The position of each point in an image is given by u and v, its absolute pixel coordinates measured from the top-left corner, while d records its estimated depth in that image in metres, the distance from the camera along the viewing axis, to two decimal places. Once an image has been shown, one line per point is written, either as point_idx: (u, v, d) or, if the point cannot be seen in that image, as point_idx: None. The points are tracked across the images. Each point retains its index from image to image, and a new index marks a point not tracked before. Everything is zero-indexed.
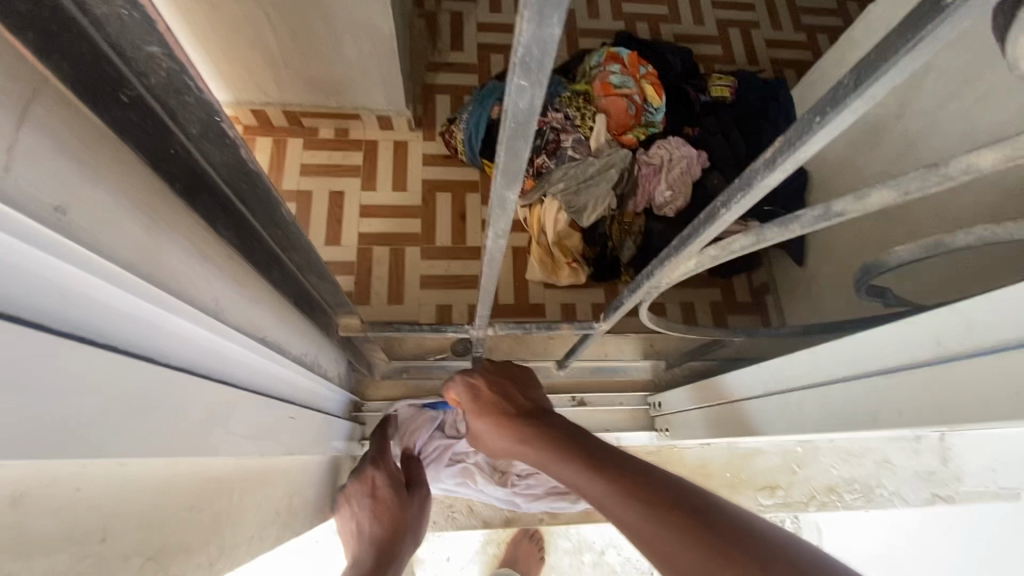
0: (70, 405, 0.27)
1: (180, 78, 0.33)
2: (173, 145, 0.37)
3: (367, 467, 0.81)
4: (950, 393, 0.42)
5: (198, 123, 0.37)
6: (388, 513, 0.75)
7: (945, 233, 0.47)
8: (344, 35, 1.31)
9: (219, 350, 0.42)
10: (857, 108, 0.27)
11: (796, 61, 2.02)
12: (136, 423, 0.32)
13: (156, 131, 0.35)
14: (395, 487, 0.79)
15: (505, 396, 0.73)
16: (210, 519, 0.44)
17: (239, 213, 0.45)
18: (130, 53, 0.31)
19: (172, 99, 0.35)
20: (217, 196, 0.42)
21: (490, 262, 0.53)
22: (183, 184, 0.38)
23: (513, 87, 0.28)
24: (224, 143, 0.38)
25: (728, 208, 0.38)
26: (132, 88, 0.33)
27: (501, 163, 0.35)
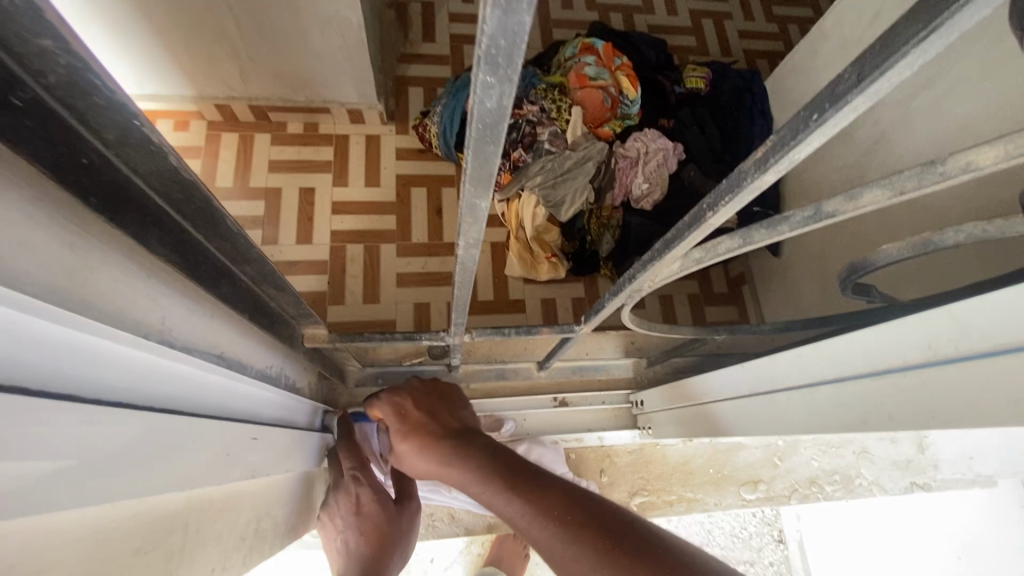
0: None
1: (84, 75, 0.27)
2: (85, 153, 0.31)
3: (352, 480, 0.75)
4: (941, 396, 0.41)
5: (114, 128, 0.31)
6: (374, 532, 0.71)
7: (933, 231, 0.46)
8: (311, 26, 1.25)
9: (162, 378, 0.38)
10: (858, 104, 0.25)
11: (769, 52, 2.03)
12: (66, 471, 0.28)
13: (61, 136, 0.29)
14: (382, 502, 0.73)
15: (433, 415, 0.67)
16: (163, 559, 0.40)
17: (176, 226, 0.40)
18: (18, 47, 0.25)
19: (78, 101, 0.29)
20: (149, 210, 0.37)
21: (465, 269, 0.50)
22: (103, 198, 0.33)
23: (479, 83, 0.25)
24: (150, 151, 0.33)
25: (714, 210, 0.35)
26: (24, 89, 0.27)
27: (470, 167, 0.32)
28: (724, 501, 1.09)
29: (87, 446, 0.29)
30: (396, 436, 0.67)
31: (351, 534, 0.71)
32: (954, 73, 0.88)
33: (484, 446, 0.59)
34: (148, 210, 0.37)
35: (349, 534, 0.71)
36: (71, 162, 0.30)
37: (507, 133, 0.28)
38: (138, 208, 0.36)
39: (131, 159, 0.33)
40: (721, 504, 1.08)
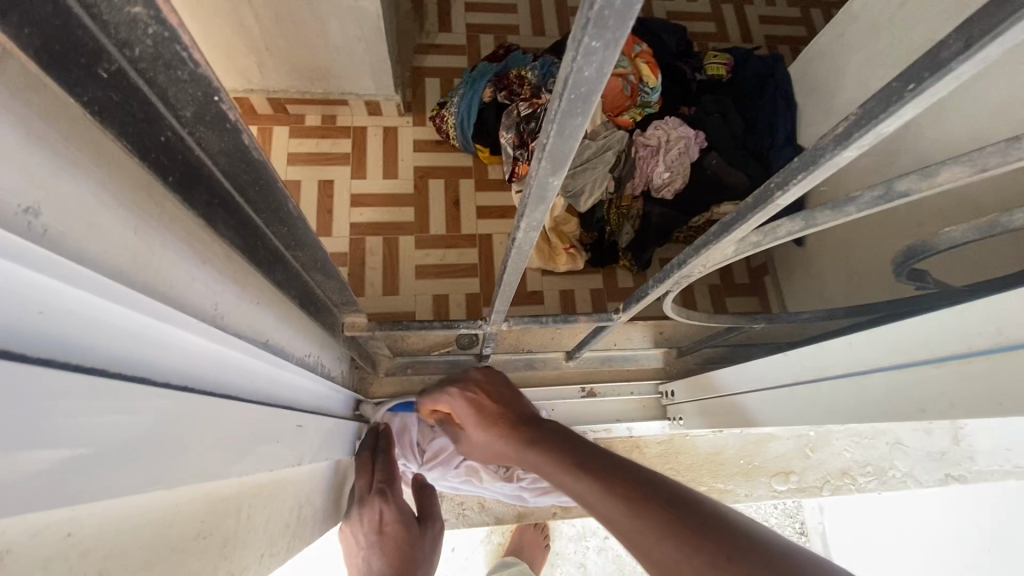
0: (57, 433, 0.23)
1: (170, 47, 0.27)
2: (160, 130, 0.31)
3: (376, 496, 0.72)
4: (1009, 384, 0.40)
5: (192, 104, 0.31)
6: (397, 552, 0.67)
7: (1000, 213, 0.44)
8: (330, 16, 1.25)
9: (213, 360, 0.38)
10: (963, 73, 0.24)
11: (792, 36, 1.98)
12: (131, 456, 0.28)
13: (139, 111, 0.29)
14: (406, 522, 0.70)
15: (503, 403, 0.69)
16: (218, 543, 0.40)
17: (240, 207, 0.40)
18: (108, 16, 0.25)
19: (160, 74, 0.29)
20: (216, 190, 0.37)
21: (520, 253, 0.49)
22: (177, 177, 0.34)
23: (579, 48, 0.23)
24: (224, 127, 0.32)
25: (783, 189, 0.34)
26: (110, 60, 0.27)
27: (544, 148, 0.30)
28: (755, 492, 1.08)
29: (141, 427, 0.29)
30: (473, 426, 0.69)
31: (372, 554, 0.67)
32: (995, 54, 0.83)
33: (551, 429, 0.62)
34: (210, 190, 0.37)
35: (371, 553, 0.67)
36: (148, 139, 0.31)
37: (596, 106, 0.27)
38: (204, 187, 0.36)
39: (202, 138, 0.33)
40: (751, 495, 1.07)
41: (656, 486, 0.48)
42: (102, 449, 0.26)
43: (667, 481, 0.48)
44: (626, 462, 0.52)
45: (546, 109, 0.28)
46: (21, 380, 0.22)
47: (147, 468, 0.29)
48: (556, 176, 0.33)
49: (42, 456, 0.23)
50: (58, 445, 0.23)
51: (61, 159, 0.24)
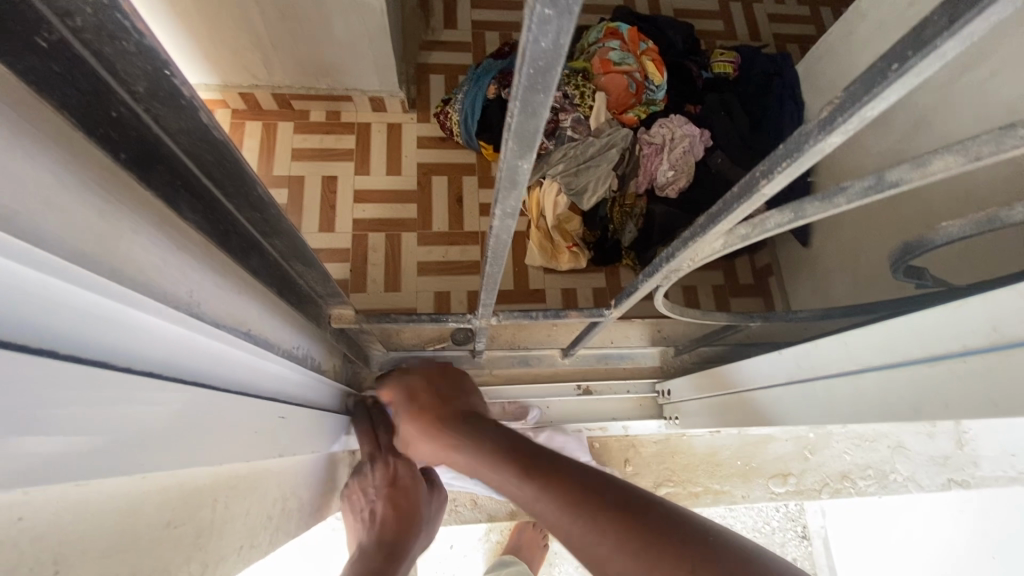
0: (17, 411, 0.23)
1: (112, 16, 0.26)
2: (113, 104, 0.30)
3: (389, 451, 0.76)
4: (1005, 384, 0.39)
5: (144, 80, 0.29)
6: (405, 506, 0.72)
7: (999, 207, 0.43)
8: (332, 11, 1.24)
9: (190, 348, 0.37)
10: (948, 51, 0.23)
11: (800, 35, 1.96)
12: (88, 443, 0.27)
13: (86, 85, 0.28)
14: (415, 479, 0.75)
15: (439, 390, 0.68)
16: (192, 534, 0.39)
17: (208, 192, 0.39)
18: None
19: (107, 47, 0.27)
20: (181, 172, 0.36)
21: (498, 247, 0.48)
22: (132, 156, 0.33)
23: (533, 17, 0.22)
24: (179, 105, 0.31)
25: (768, 178, 0.33)
26: (50, 30, 0.26)
27: (513, 127, 0.29)
28: (753, 494, 1.06)
29: (105, 413, 0.28)
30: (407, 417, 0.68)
31: (381, 503, 0.72)
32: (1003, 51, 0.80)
33: (485, 424, 0.60)
34: (173, 170, 0.35)
35: (381, 502, 0.72)
36: (97, 115, 0.29)
37: (560, 81, 0.25)
38: (167, 168, 0.35)
39: (161, 118, 0.32)
40: (749, 497, 1.06)
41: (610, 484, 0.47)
42: (60, 434, 0.26)
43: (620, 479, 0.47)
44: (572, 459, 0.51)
45: (510, 85, 0.27)
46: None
47: (105, 455, 0.29)
48: (525, 157, 0.32)
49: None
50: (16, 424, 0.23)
51: (6, 133, 0.24)
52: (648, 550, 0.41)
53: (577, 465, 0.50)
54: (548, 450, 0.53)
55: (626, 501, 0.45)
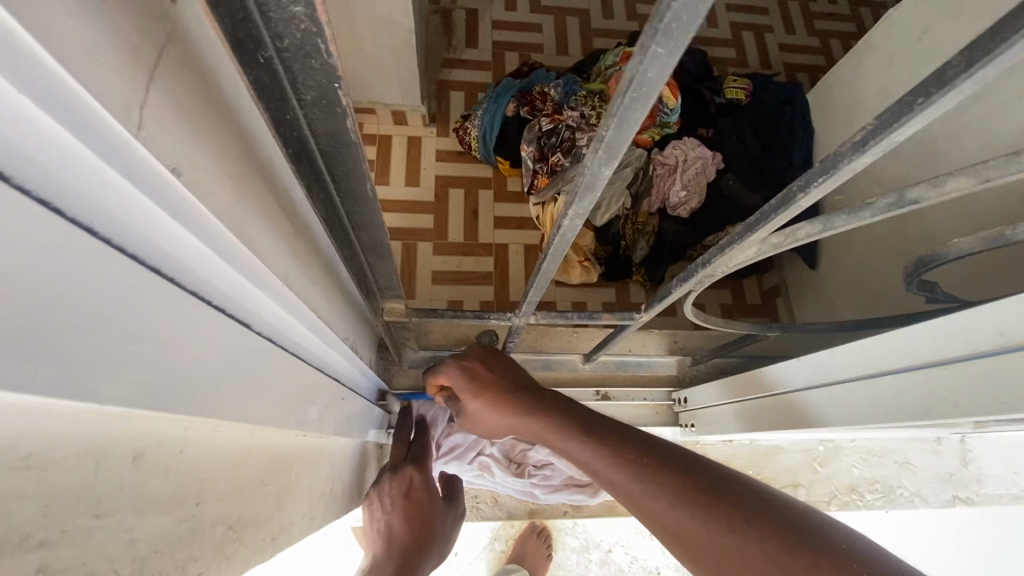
0: (166, 356, 0.28)
1: (312, 41, 0.32)
2: (286, 110, 0.37)
3: (407, 465, 0.79)
4: (1007, 383, 0.43)
5: (315, 90, 0.36)
6: (420, 519, 0.75)
7: (1004, 226, 0.48)
8: (367, 29, 1.32)
9: (284, 320, 0.42)
10: (966, 89, 0.28)
11: (810, 65, 2.03)
12: (213, 388, 0.33)
13: (276, 93, 0.35)
14: (431, 493, 0.78)
15: (501, 372, 0.70)
16: (274, 495, 0.44)
17: (327, 185, 0.45)
18: (273, 12, 0.30)
19: (297, 63, 0.34)
20: (314, 166, 0.42)
21: (561, 245, 0.53)
22: (291, 150, 0.40)
23: (646, 54, 0.27)
24: (334, 112, 0.37)
25: (804, 192, 0.38)
26: (264, 49, 0.32)
27: (599, 136, 0.34)
28: None
29: (223, 361, 0.33)
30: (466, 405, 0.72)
31: (397, 516, 0.75)
32: (1009, 87, 0.85)
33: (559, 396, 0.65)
34: (312, 165, 0.42)
35: (395, 515, 0.75)
36: (276, 115, 0.36)
37: (653, 103, 0.30)
38: (308, 164, 0.42)
39: (314, 119, 0.39)
40: None
41: (673, 454, 0.54)
42: (197, 381, 0.31)
43: (681, 450, 0.55)
44: (640, 434, 0.58)
45: (608, 104, 0.31)
46: (149, 298, 0.27)
47: (223, 404, 0.33)
48: (608, 165, 0.36)
49: (148, 374, 0.27)
50: (166, 363, 0.28)
51: (195, 133, 0.28)
52: (703, 504, 0.49)
53: (643, 437, 0.58)
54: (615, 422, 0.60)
55: (696, 467, 0.53)
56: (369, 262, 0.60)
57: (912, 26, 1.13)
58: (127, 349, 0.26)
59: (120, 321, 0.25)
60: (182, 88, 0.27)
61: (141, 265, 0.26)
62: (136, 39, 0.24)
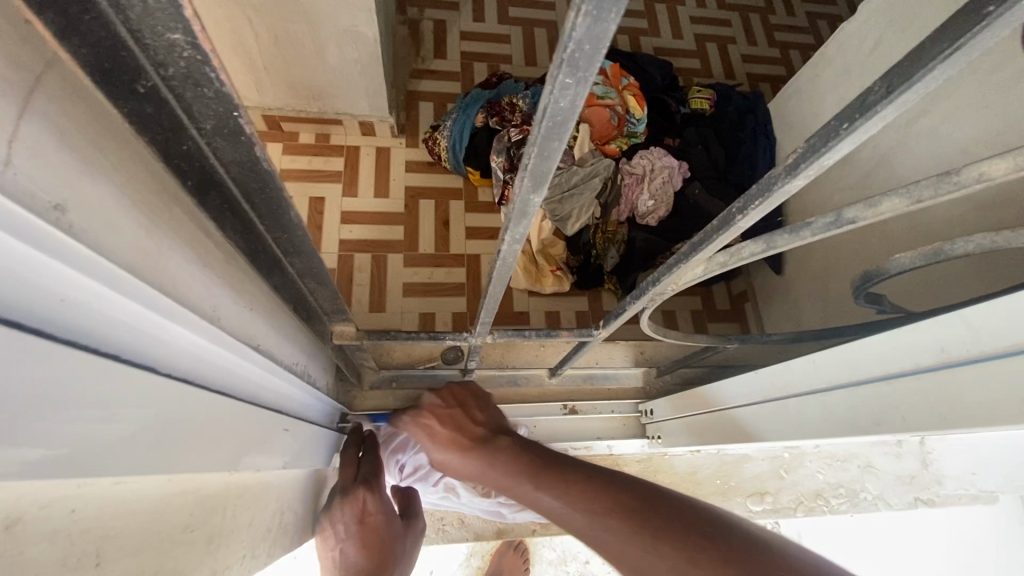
0: (60, 406, 0.26)
1: (200, 69, 0.29)
2: (183, 140, 0.33)
3: (359, 487, 0.75)
4: (953, 400, 0.43)
5: (214, 118, 0.33)
6: (377, 545, 0.73)
7: (944, 241, 0.48)
8: (327, 39, 1.29)
9: (211, 357, 0.39)
10: (887, 114, 0.27)
11: (771, 75, 2.08)
12: (122, 439, 0.30)
13: (167, 124, 0.32)
14: (387, 515, 0.75)
15: (460, 419, 0.69)
16: (204, 539, 0.41)
17: (246, 215, 0.42)
18: (150, 39, 0.27)
19: (188, 91, 0.31)
20: (226, 197, 0.39)
21: (503, 266, 0.51)
22: (193, 182, 0.37)
23: (555, 84, 0.26)
24: (240, 141, 0.34)
25: (743, 213, 0.38)
26: (146, 78, 0.29)
27: (528, 167, 0.33)
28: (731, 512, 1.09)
29: (137, 407, 0.31)
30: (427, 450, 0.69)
31: (351, 544, 0.71)
32: (950, 100, 0.89)
33: (514, 440, 0.63)
34: (224, 194, 0.39)
35: (350, 542, 0.71)
36: (171, 146, 0.33)
37: (573, 131, 0.29)
38: (218, 195, 0.38)
39: (219, 148, 0.35)
40: None
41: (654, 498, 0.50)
42: (105, 429, 0.29)
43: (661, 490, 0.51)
44: (616, 474, 0.54)
45: (529, 133, 0.30)
46: (39, 357, 0.24)
47: (135, 455, 0.31)
48: (538, 193, 0.36)
49: (40, 429, 0.25)
50: (62, 414, 0.26)
51: (87, 164, 0.26)
52: (658, 535, 0.46)
53: (622, 477, 0.54)
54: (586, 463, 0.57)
55: (660, 501, 0.50)
56: (307, 283, 0.56)
57: (865, 38, 1.17)
58: (16, 403, 0.23)
59: (11, 371, 0.23)
60: (66, 117, 0.25)
61: (21, 327, 0.23)
62: (3, 68, 0.21)
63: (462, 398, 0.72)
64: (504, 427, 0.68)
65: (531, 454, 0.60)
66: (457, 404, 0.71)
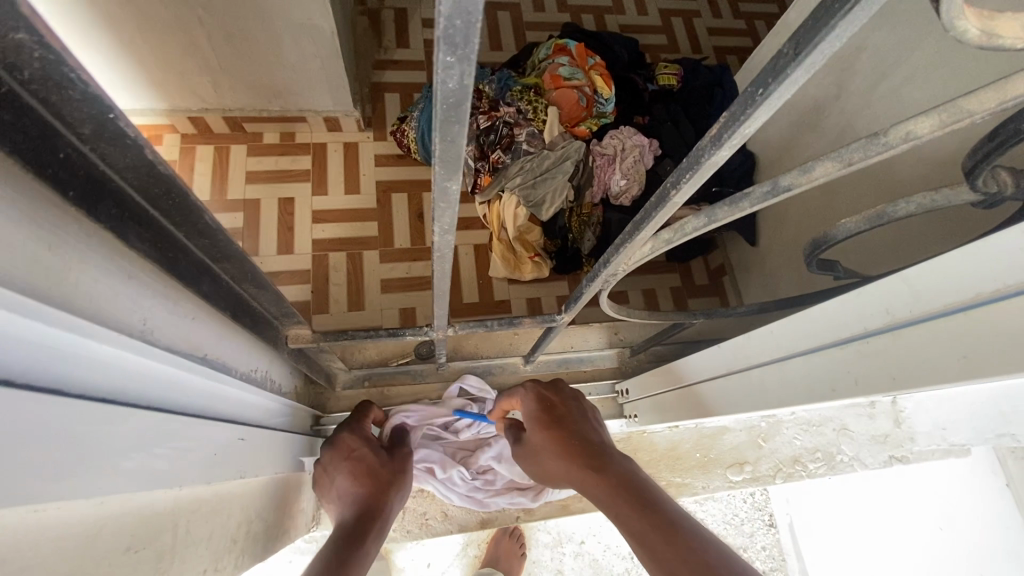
0: None
1: (59, 69, 0.28)
2: (60, 146, 0.31)
3: (343, 432, 0.79)
4: (899, 361, 0.43)
5: (89, 122, 0.31)
6: (367, 472, 0.73)
7: (886, 204, 0.47)
8: (283, 34, 1.25)
9: (135, 369, 0.37)
10: (798, 78, 0.27)
11: (737, 47, 2.07)
12: (44, 463, 0.28)
13: (36, 131, 0.30)
14: (373, 448, 0.77)
15: (565, 414, 0.73)
16: (152, 559, 0.40)
17: (154, 221, 0.40)
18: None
19: (54, 96, 0.29)
20: (124, 203, 0.37)
21: (443, 259, 0.50)
22: (79, 192, 0.34)
23: (440, 65, 0.25)
24: (125, 143, 0.33)
25: (677, 187, 0.37)
26: (0, 83, 0.27)
27: (437, 154, 0.32)
28: (711, 484, 1.11)
29: (61, 427, 0.29)
30: (532, 430, 0.73)
31: (344, 479, 0.72)
32: (912, 61, 0.89)
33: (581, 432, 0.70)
34: (125, 206, 0.37)
35: (341, 476, 0.72)
36: (46, 156, 0.31)
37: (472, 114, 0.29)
38: (110, 201, 0.36)
39: (105, 153, 0.34)
40: (708, 487, 1.11)
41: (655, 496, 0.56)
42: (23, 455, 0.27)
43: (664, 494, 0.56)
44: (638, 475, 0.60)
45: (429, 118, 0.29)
46: None
47: (59, 481, 0.29)
48: (454, 180, 0.35)
49: None
50: None
51: None
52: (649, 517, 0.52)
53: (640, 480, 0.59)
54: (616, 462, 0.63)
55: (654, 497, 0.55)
56: (243, 285, 0.54)
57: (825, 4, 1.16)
58: None
59: None
60: None
61: None
62: None
63: (563, 399, 0.76)
64: (604, 436, 0.70)
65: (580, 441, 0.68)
66: (578, 402, 0.75)
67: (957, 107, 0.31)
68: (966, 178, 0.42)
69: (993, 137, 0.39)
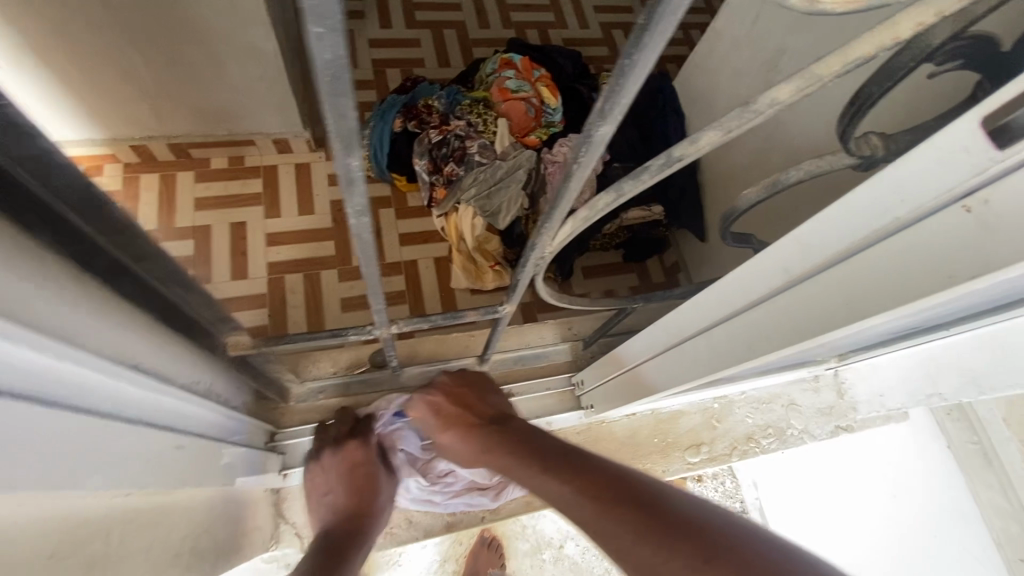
0: None
1: None
2: None
3: (349, 440, 0.88)
4: (799, 314, 0.47)
5: None
6: (357, 489, 0.84)
7: (780, 172, 0.51)
8: (224, 56, 1.25)
9: (69, 374, 0.37)
10: (654, 45, 0.30)
11: (675, 55, 2.18)
12: None
13: None
14: (371, 462, 0.88)
15: (463, 411, 0.81)
16: (81, 568, 0.39)
17: (55, 215, 0.39)
18: None
19: None
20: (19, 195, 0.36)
21: (365, 246, 0.52)
22: None
23: (314, 37, 0.27)
24: (18, 128, 0.34)
25: (578, 161, 0.40)
26: None
27: (331, 129, 0.34)
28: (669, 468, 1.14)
29: None
30: (436, 429, 0.82)
31: (338, 492, 0.84)
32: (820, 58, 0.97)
33: (516, 426, 0.72)
34: (20, 195, 0.36)
35: (337, 488, 0.84)
36: None
37: (353, 85, 0.31)
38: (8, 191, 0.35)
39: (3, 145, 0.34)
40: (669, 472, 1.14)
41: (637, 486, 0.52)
42: None
43: (645, 481, 0.53)
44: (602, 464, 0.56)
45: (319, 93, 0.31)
46: None
47: None
48: (353, 155, 0.37)
49: None
50: None
51: None
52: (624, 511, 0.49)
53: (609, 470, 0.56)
54: (583, 455, 0.60)
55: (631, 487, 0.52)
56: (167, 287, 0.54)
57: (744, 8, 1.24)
58: None
59: None
60: None
61: None
62: None
63: (475, 384, 0.87)
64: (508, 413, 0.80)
65: (527, 438, 0.68)
66: (471, 387, 0.86)
67: (810, 73, 0.35)
68: (840, 143, 0.47)
69: (853, 102, 0.44)
